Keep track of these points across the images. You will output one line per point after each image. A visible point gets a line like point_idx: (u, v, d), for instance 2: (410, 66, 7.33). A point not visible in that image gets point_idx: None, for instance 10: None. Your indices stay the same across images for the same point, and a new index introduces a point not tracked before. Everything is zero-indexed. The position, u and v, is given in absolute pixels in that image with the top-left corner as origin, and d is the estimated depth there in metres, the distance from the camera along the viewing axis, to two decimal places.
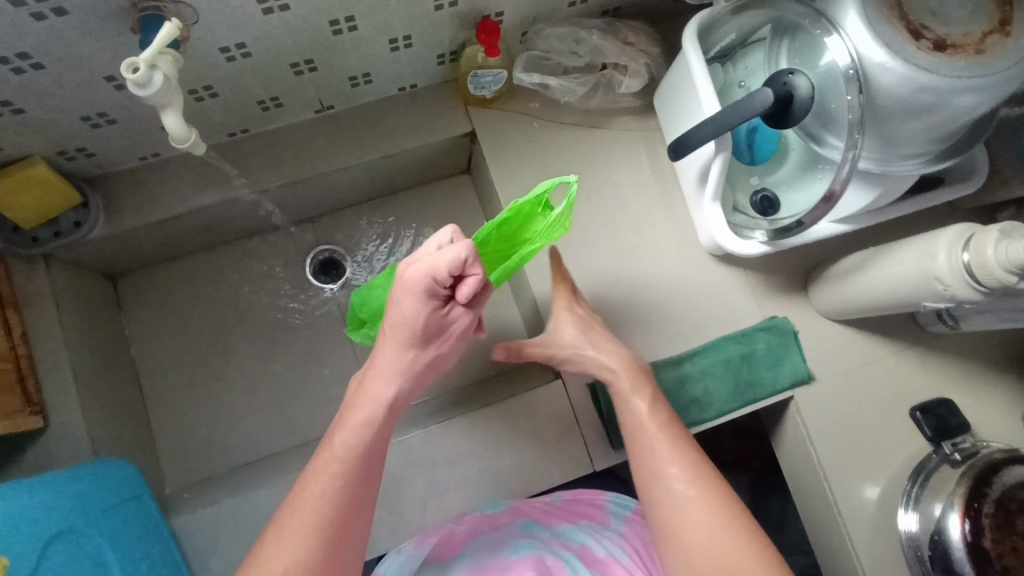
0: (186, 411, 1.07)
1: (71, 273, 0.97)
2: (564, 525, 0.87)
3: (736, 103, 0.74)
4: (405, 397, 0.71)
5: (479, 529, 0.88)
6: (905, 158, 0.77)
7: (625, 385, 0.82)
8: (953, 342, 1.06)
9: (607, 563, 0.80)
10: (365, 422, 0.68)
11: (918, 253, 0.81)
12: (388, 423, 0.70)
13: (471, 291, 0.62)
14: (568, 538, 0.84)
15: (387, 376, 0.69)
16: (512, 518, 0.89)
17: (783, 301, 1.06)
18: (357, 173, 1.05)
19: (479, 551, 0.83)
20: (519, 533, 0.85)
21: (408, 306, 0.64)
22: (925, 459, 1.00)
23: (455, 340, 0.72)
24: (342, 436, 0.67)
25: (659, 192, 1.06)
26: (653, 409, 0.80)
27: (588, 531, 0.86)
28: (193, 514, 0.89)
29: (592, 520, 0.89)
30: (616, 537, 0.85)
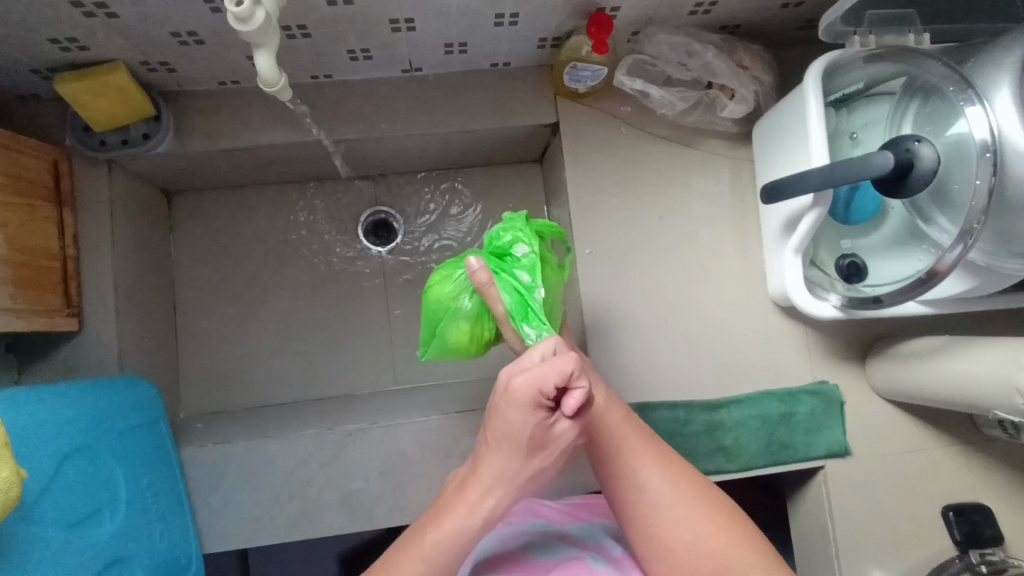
0: (213, 341, 1.07)
1: (131, 183, 0.96)
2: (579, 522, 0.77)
3: (849, 161, 0.68)
4: (505, 507, 0.60)
5: (488, 526, 0.76)
6: (1015, 256, 0.71)
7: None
8: (1006, 449, 1.00)
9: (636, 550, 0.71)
10: (472, 520, 0.58)
11: (1006, 357, 0.74)
12: (483, 532, 0.60)
13: (577, 405, 0.53)
14: (588, 531, 0.74)
15: (485, 474, 0.59)
16: (525, 516, 0.78)
17: (837, 367, 1.00)
18: (430, 142, 1.01)
19: (497, 548, 0.70)
20: (534, 525, 0.75)
21: (518, 416, 0.55)
22: (947, 562, 0.94)
23: (562, 453, 0.60)
24: (445, 530, 0.58)
25: (735, 227, 1.01)
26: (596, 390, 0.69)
27: (607, 533, 0.74)
28: (204, 448, 0.89)
29: (607, 519, 0.79)
30: None
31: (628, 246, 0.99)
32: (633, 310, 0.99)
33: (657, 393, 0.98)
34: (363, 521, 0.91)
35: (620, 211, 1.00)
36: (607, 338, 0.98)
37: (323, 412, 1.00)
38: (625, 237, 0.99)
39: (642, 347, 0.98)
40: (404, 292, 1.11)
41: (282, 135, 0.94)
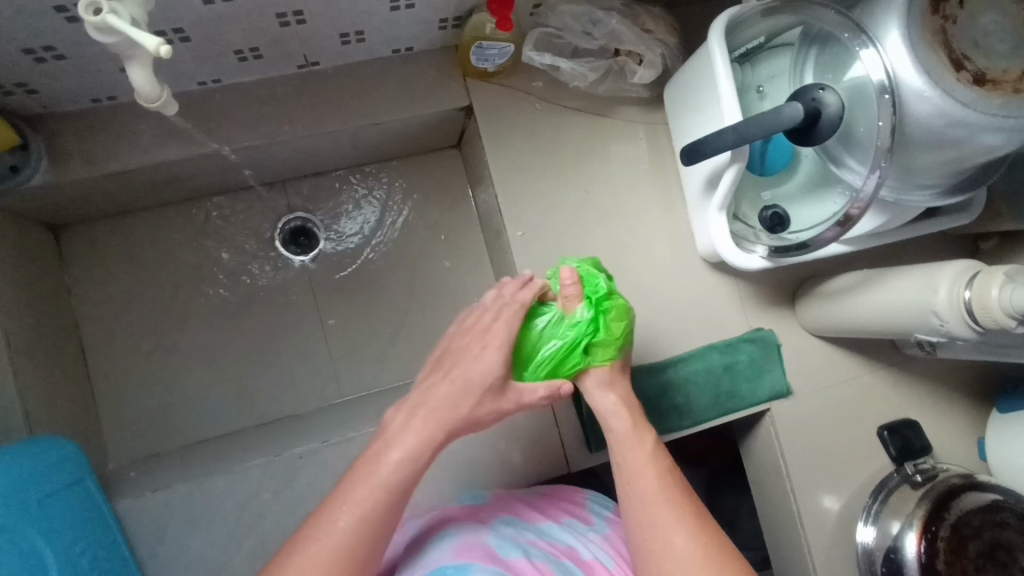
0: (134, 381, 0.99)
1: (6, 223, 0.86)
2: (547, 523, 0.81)
3: (762, 116, 0.70)
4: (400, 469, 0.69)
5: (460, 518, 0.81)
6: (917, 188, 0.75)
7: (622, 419, 0.78)
8: (924, 364, 1.08)
9: (592, 567, 0.75)
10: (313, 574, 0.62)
11: (919, 284, 0.79)
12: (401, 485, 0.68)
13: None
14: (552, 538, 0.78)
15: (386, 503, 0.67)
16: (495, 512, 0.82)
17: (769, 312, 1.05)
18: (340, 139, 0.96)
19: (462, 545, 0.74)
20: (502, 527, 0.78)
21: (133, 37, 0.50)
22: (886, 478, 1.02)
23: None
24: (359, 492, 0.66)
25: (658, 190, 1.02)
26: (638, 445, 0.76)
27: (576, 530, 0.81)
28: (140, 499, 0.82)
29: (572, 518, 0.83)
30: (601, 541, 0.80)
31: (559, 223, 0.99)
32: None
33: None
34: None
35: (546, 189, 0.99)
36: None
37: (267, 438, 0.94)
38: (555, 214, 0.99)
39: None
40: (336, 299, 1.06)
41: (176, 149, 0.87)
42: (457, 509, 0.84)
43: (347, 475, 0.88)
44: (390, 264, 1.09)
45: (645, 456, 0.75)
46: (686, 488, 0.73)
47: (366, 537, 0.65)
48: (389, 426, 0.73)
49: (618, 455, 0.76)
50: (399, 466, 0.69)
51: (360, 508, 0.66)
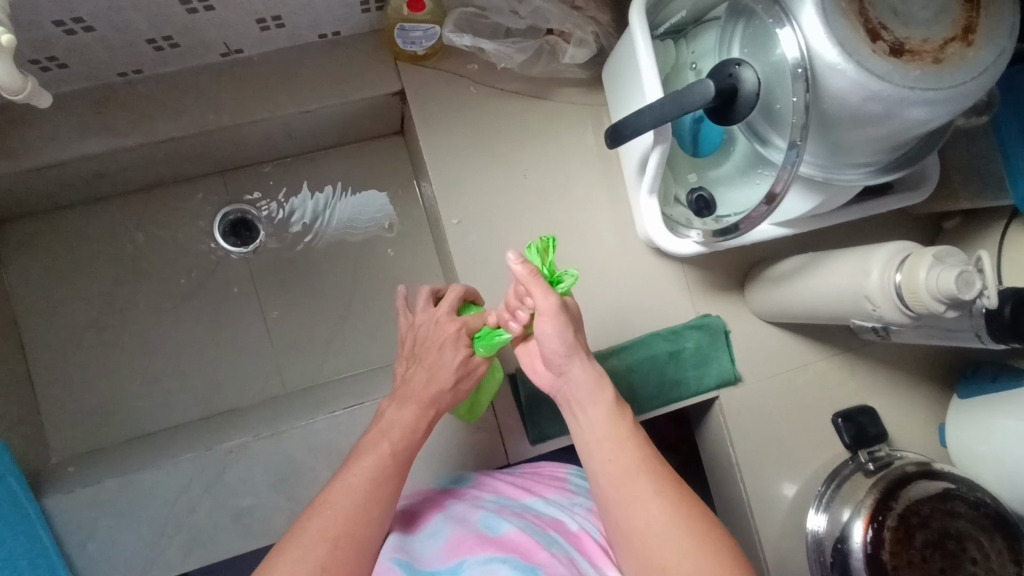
0: (76, 377, 0.99)
1: None
2: (532, 499, 0.79)
3: (677, 94, 0.67)
4: (405, 442, 0.70)
5: (443, 504, 0.80)
6: (849, 167, 0.72)
7: (597, 391, 0.70)
8: (882, 349, 1.05)
9: (579, 537, 0.72)
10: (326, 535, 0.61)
11: (855, 266, 0.76)
12: (402, 459, 0.69)
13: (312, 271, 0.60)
14: (537, 512, 0.76)
15: (390, 477, 0.67)
16: (482, 492, 0.80)
17: (717, 298, 1.02)
18: (271, 128, 0.94)
19: (446, 528, 0.73)
20: (487, 505, 0.76)
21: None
22: (840, 466, 0.99)
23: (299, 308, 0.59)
24: (365, 459, 0.67)
25: (602, 174, 0.99)
26: (616, 424, 0.69)
27: (561, 504, 0.78)
28: (69, 495, 0.82)
29: (559, 493, 0.81)
30: (586, 513, 0.77)
31: (497, 209, 0.96)
32: (511, 274, 0.96)
33: None
34: (263, 536, 0.87)
35: (484, 174, 0.96)
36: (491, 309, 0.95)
37: (206, 432, 0.94)
38: (493, 201, 0.96)
39: None
40: (279, 292, 1.06)
41: (98, 142, 0.85)
42: (441, 493, 0.83)
43: (280, 469, 0.87)
44: (333, 256, 1.08)
45: (623, 434, 0.68)
46: (663, 464, 0.68)
47: (370, 499, 0.65)
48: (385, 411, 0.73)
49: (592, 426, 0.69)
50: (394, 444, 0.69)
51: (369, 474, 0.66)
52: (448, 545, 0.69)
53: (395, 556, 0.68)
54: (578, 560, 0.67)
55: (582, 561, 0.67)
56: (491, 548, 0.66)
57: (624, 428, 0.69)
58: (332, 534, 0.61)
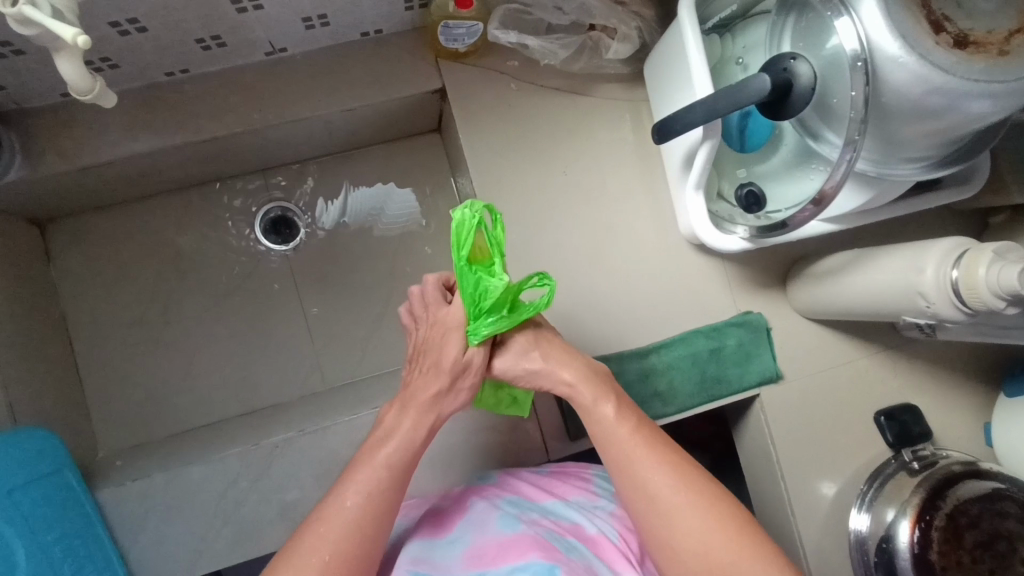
0: (123, 372, 1.00)
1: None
2: (551, 501, 0.80)
3: (730, 88, 0.67)
4: (402, 454, 0.67)
5: (467, 501, 0.81)
6: (904, 160, 0.71)
7: (586, 396, 0.71)
8: (927, 347, 1.03)
9: (597, 541, 0.74)
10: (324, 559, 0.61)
11: (903, 266, 0.76)
12: (398, 472, 0.67)
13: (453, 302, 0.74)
14: (557, 515, 0.77)
15: (388, 493, 0.66)
16: (499, 492, 0.82)
17: (757, 295, 1.01)
18: (313, 126, 0.95)
19: (467, 532, 0.75)
20: (504, 509, 0.77)
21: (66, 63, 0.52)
22: (883, 465, 0.98)
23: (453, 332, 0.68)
24: (359, 475, 0.66)
25: (642, 170, 0.99)
26: (619, 417, 0.69)
27: (579, 506, 0.80)
28: (120, 488, 0.84)
29: (580, 494, 0.82)
30: (607, 516, 0.79)
31: (537, 206, 0.96)
32: (550, 271, 0.96)
33: (592, 350, 0.96)
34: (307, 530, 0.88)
35: (524, 171, 0.96)
36: (530, 306, 0.96)
37: (249, 427, 0.95)
38: (533, 198, 0.96)
39: (566, 306, 0.96)
40: (318, 289, 1.06)
41: (146, 141, 0.86)
42: (464, 492, 0.84)
43: (324, 464, 0.88)
44: (370, 254, 1.08)
45: (623, 420, 0.70)
46: (663, 438, 0.70)
47: (368, 519, 0.64)
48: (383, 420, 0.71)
49: (591, 418, 0.70)
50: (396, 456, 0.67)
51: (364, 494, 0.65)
52: (468, 553, 0.71)
53: (418, 567, 0.70)
54: (596, 566, 0.70)
55: (601, 566, 0.70)
56: (510, 557, 0.68)
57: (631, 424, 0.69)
58: (333, 554, 0.62)
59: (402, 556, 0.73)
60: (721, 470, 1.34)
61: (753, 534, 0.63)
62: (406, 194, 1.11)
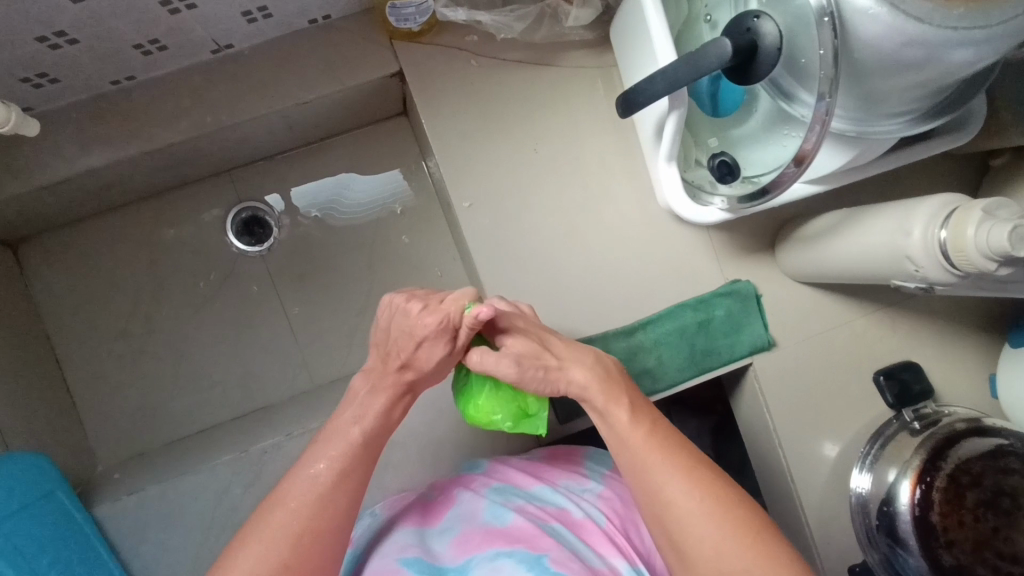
0: (112, 386, 1.01)
1: None
2: (538, 486, 0.79)
3: (690, 55, 0.62)
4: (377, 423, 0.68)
5: (455, 489, 0.81)
6: (884, 118, 0.67)
7: (598, 398, 0.70)
8: (926, 302, 0.99)
9: (583, 526, 0.73)
10: (290, 526, 0.62)
11: (892, 227, 0.72)
12: (369, 446, 0.68)
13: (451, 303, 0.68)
14: (543, 500, 0.76)
15: (357, 466, 0.66)
16: (488, 480, 0.81)
17: (746, 262, 0.97)
18: (271, 123, 0.92)
19: (454, 523, 0.75)
20: (491, 496, 0.77)
21: None
22: (884, 426, 0.95)
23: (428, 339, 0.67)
24: (334, 445, 0.66)
25: (617, 141, 0.94)
26: (632, 420, 0.68)
27: (568, 489, 0.79)
28: (116, 503, 0.85)
29: (569, 477, 0.81)
30: (595, 499, 0.77)
31: (509, 188, 0.93)
32: (528, 254, 0.93)
33: (575, 332, 0.94)
34: None
35: (492, 151, 0.92)
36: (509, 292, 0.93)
37: (240, 432, 0.96)
38: (504, 179, 0.92)
39: (545, 289, 0.94)
40: (297, 287, 1.05)
41: (99, 155, 0.84)
42: (454, 480, 0.84)
43: None
44: (347, 248, 1.06)
45: (638, 426, 0.68)
46: (681, 445, 0.68)
47: (337, 495, 0.64)
48: (355, 390, 0.71)
49: (601, 423, 0.70)
50: (358, 436, 0.67)
51: (335, 466, 0.65)
52: (456, 541, 0.72)
53: (404, 554, 0.70)
54: (582, 552, 0.69)
55: (586, 551, 0.69)
56: (498, 544, 0.69)
57: (639, 428, 0.68)
58: (298, 525, 0.62)
59: (388, 545, 0.74)
60: (725, 436, 1.33)
61: (778, 553, 0.60)
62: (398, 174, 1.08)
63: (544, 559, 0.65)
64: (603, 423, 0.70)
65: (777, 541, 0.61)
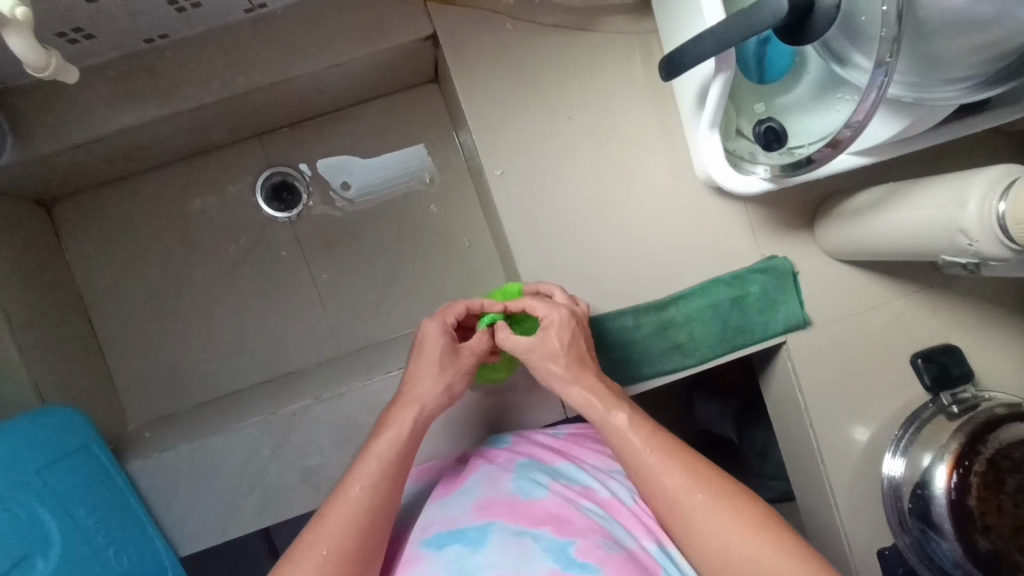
0: (142, 348, 1.02)
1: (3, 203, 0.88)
2: (563, 464, 0.80)
3: (743, 13, 0.60)
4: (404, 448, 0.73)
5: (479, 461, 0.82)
6: (944, 84, 0.64)
7: (597, 406, 0.75)
8: (972, 285, 0.96)
9: (611, 505, 0.74)
10: (332, 538, 0.65)
11: (946, 198, 0.69)
12: (399, 469, 0.72)
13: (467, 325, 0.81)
14: (568, 479, 0.77)
15: (383, 488, 0.70)
16: (512, 457, 0.81)
17: (784, 238, 0.94)
18: (302, 85, 0.91)
19: (478, 488, 0.74)
20: (518, 469, 0.77)
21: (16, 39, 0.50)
22: (919, 409, 0.93)
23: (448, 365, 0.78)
24: (368, 469, 0.70)
25: (654, 111, 0.92)
26: (632, 425, 0.73)
27: (591, 470, 0.80)
28: (148, 461, 0.86)
29: (595, 460, 0.83)
30: (620, 480, 0.79)
31: (541, 156, 0.91)
32: (558, 224, 0.92)
33: (604, 303, 0.93)
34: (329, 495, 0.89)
35: (526, 120, 0.90)
36: (539, 263, 0.92)
37: (266, 397, 0.96)
38: (537, 147, 0.91)
39: (577, 262, 0.92)
40: (325, 256, 1.05)
41: (135, 114, 0.84)
42: (477, 453, 0.85)
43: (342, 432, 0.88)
44: (376, 217, 1.05)
45: (641, 431, 0.73)
46: (684, 448, 0.73)
47: (371, 512, 0.68)
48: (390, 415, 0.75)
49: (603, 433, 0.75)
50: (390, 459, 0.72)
51: (366, 486, 0.69)
52: (478, 504, 0.71)
53: (428, 535, 0.69)
54: (613, 528, 0.69)
55: (618, 529, 0.69)
56: (524, 517, 0.68)
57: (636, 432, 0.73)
58: (329, 548, 0.65)
59: (417, 524, 0.73)
60: None
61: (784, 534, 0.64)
62: (418, 149, 1.06)
63: (569, 548, 0.63)
64: (605, 429, 0.75)
65: (781, 526, 0.65)
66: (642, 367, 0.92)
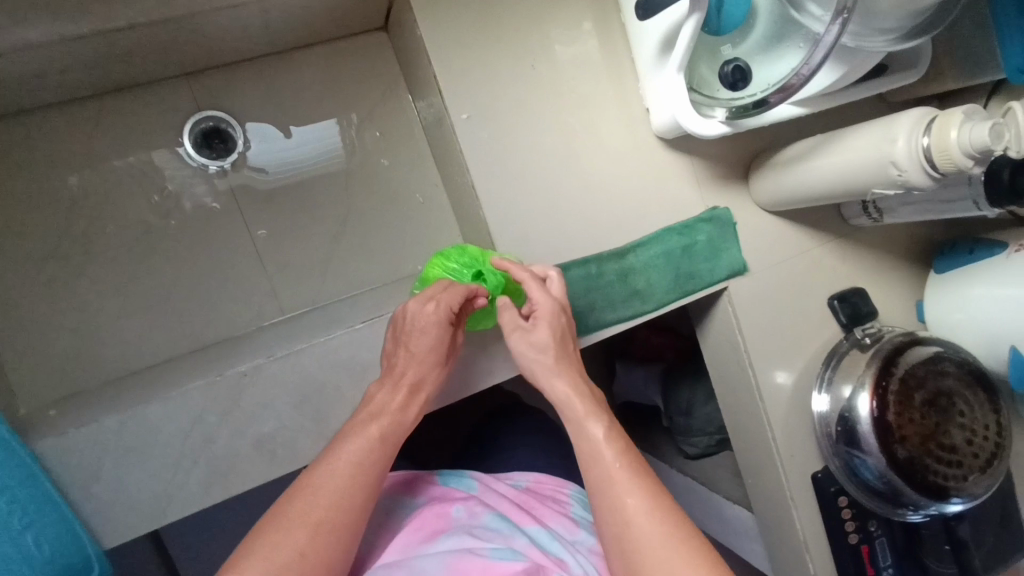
0: (37, 315, 0.87)
1: None
2: (535, 529, 0.80)
3: None
4: (361, 468, 0.70)
5: (453, 513, 0.82)
6: (876, 33, 0.74)
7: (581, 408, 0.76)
8: (873, 235, 1.10)
9: None
10: (269, 570, 0.62)
11: (875, 138, 0.78)
12: (356, 489, 0.69)
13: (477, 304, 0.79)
14: (540, 545, 0.78)
15: (337, 522, 0.67)
16: (485, 514, 0.81)
17: (725, 190, 1.02)
18: (250, 17, 0.83)
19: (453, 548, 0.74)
20: (493, 534, 0.78)
21: None
22: (837, 345, 1.06)
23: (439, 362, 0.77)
24: (325, 493, 0.67)
25: (610, 66, 0.95)
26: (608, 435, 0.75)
27: (558, 531, 0.81)
28: (61, 438, 0.72)
29: (560, 519, 0.84)
30: (587, 552, 0.79)
31: (505, 104, 0.91)
32: (522, 172, 0.92)
33: (569, 251, 0.95)
34: (287, 462, 0.81)
35: (491, 66, 0.90)
36: (505, 211, 0.92)
37: (203, 361, 0.86)
38: (501, 94, 0.90)
39: (542, 211, 0.93)
40: (265, 211, 0.96)
41: (45, 29, 0.69)
42: (452, 496, 0.86)
43: (303, 391, 0.80)
44: (322, 170, 0.99)
45: (623, 457, 0.74)
46: (652, 474, 0.74)
47: (317, 539, 0.65)
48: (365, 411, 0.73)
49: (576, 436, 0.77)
50: (344, 481, 0.68)
51: (320, 517, 0.66)
52: (452, 570, 0.71)
53: None
54: None
55: None
56: None
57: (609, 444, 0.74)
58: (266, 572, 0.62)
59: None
60: None
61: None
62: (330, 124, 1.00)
63: None
64: (584, 434, 0.76)
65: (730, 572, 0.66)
66: (607, 314, 0.94)
